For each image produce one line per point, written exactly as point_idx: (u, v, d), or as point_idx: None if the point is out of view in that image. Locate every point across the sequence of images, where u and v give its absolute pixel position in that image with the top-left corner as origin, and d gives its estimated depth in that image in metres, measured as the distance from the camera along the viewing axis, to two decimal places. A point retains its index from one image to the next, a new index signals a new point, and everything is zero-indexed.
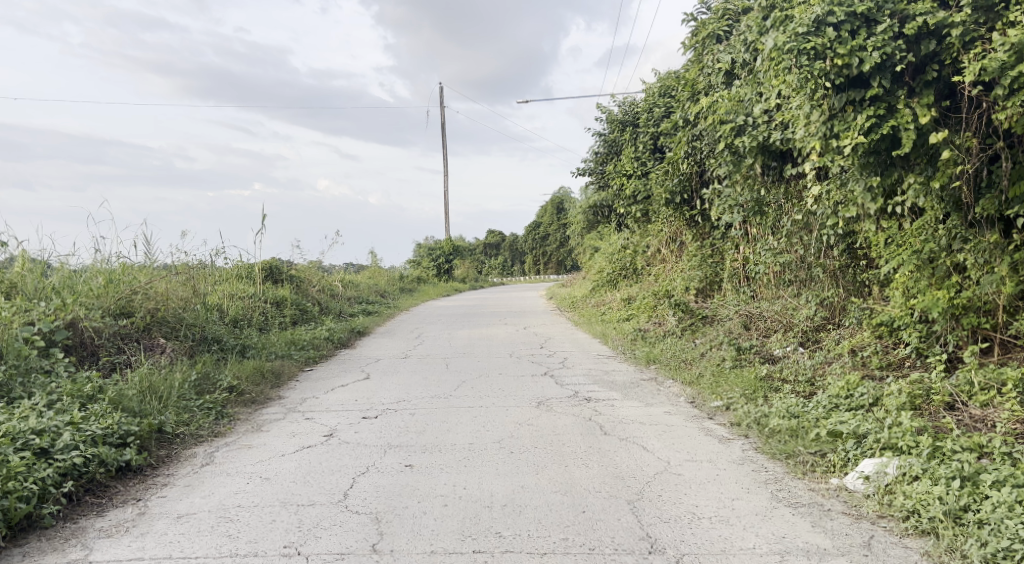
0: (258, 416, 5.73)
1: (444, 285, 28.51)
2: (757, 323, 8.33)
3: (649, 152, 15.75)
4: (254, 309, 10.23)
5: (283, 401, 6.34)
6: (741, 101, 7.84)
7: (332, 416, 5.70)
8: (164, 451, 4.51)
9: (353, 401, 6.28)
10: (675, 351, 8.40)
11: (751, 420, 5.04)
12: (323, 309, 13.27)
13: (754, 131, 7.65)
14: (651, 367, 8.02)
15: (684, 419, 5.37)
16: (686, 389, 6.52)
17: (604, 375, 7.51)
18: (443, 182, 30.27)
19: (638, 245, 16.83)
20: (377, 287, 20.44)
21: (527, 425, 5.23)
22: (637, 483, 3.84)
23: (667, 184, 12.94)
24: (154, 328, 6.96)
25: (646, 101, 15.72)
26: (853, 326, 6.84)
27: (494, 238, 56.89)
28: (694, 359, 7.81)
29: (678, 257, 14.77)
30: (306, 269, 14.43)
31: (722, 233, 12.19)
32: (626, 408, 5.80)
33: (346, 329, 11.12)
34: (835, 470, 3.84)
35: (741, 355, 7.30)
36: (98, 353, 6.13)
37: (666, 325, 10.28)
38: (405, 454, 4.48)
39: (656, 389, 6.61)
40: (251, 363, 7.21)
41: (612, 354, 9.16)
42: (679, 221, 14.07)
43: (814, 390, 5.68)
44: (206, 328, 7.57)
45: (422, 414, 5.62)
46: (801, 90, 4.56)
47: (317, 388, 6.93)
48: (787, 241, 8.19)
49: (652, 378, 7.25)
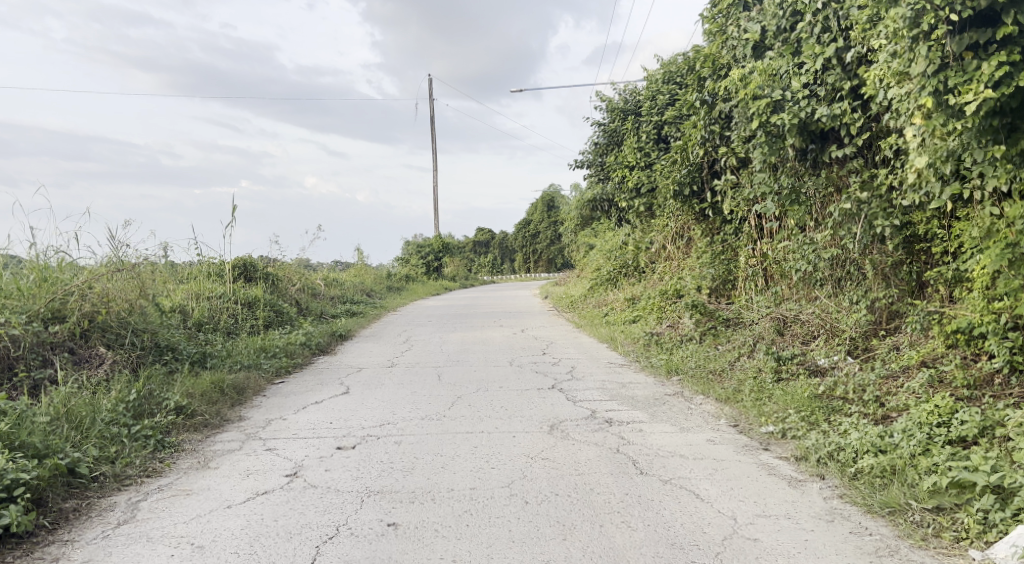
0: (208, 446, 4.65)
1: (433, 284, 27.42)
2: (792, 328, 7.33)
3: (654, 142, 14.80)
4: (223, 311, 9.14)
5: (243, 424, 5.26)
6: (776, 74, 6.89)
7: (300, 446, 4.64)
8: (71, 503, 3.45)
9: (328, 425, 5.22)
10: (698, 361, 7.39)
11: (823, 454, 4.04)
12: (303, 311, 12.20)
13: (794, 107, 6.67)
14: (673, 378, 7.02)
15: (734, 451, 4.37)
16: (724, 409, 5.53)
17: (621, 389, 6.49)
18: (432, 177, 29.28)
19: (640, 241, 15.75)
20: (363, 286, 19.30)
21: (541, 460, 4.19)
22: (704, 558, 2.84)
23: (675, 175, 12.06)
24: (94, 334, 5.84)
25: (651, 88, 14.77)
26: (916, 334, 5.87)
27: (484, 237, 55.83)
28: (723, 372, 6.82)
29: (685, 253, 13.81)
30: (285, 266, 13.34)
31: (736, 228, 11.27)
32: (658, 434, 4.79)
33: (327, 333, 10.05)
34: (969, 537, 2.87)
35: (781, 367, 6.31)
36: (15, 368, 5.03)
37: (681, 329, 9.26)
38: (389, 506, 3.46)
39: (688, 410, 5.60)
40: (208, 377, 6.12)
41: (625, 361, 8.17)
42: (686, 215, 13.11)
43: (887, 412, 4.70)
44: (158, 334, 6.47)
45: (411, 444, 4.58)
46: (909, 36, 4.02)
47: (286, 407, 5.86)
48: (830, 236, 7.18)
49: (678, 394, 6.24)
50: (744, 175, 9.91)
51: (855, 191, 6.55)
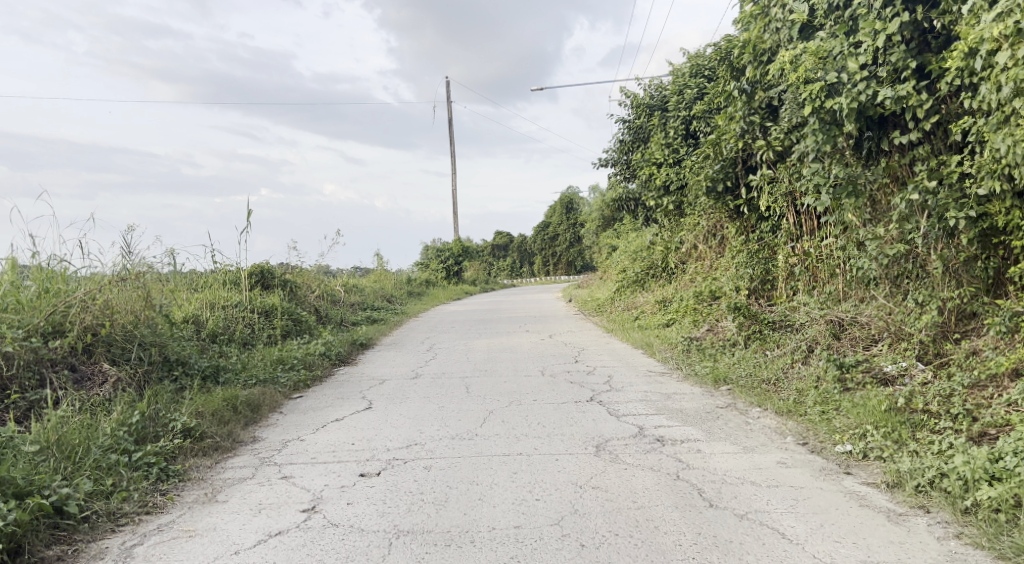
0: (218, 473, 4.19)
1: (453, 289, 26.93)
2: (850, 331, 6.72)
3: (683, 138, 14.31)
4: (238, 321, 8.73)
5: (257, 446, 4.79)
6: (828, 56, 6.30)
7: (319, 473, 4.15)
8: (55, 550, 3.01)
9: (349, 447, 4.72)
10: (749, 370, 6.81)
11: (922, 481, 3.47)
12: (323, 319, 11.74)
13: (852, 90, 6.05)
14: (722, 388, 6.47)
15: (812, 476, 3.81)
16: (788, 425, 4.97)
17: (667, 402, 5.94)
18: (451, 181, 28.90)
19: (669, 241, 15.12)
20: (383, 291, 18.88)
21: (592, 490, 3.67)
22: None
23: (708, 170, 11.47)
24: (98, 349, 5.43)
25: (678, 81, 14.28)
26: (1000, 337, 5.28)
27: (503, 240, 55.23)
28: (778, 381, 6.25)
29: (719, 253, 13.19)
30: (303, 273, 12.93)
31: (774, 225, 10.67)
32: (721, 456, 4.25)
33: (347, 342, 9.59)
34: None
35: (846, 375, 5.69)
36: (8, 389, 4.62)
37: (723, 333, 8.65)
38: (423, 551, 2.97)
39: (747, 426, 5.05)
40: (220, 393, 5.67)
41: (666, 369, 7.61)
42: (719, 213, 12.50)
43: (984, 429, 4.13)
44: (167, 347, 6.05)
45: (441, 471, 4.06)
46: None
47: (304, 426, 5.38)
48: (893, 231, 6.53)
49: (732, 407, 5.68)
50: (783, 169, 9.30)
51: (923, 180, 5.92)
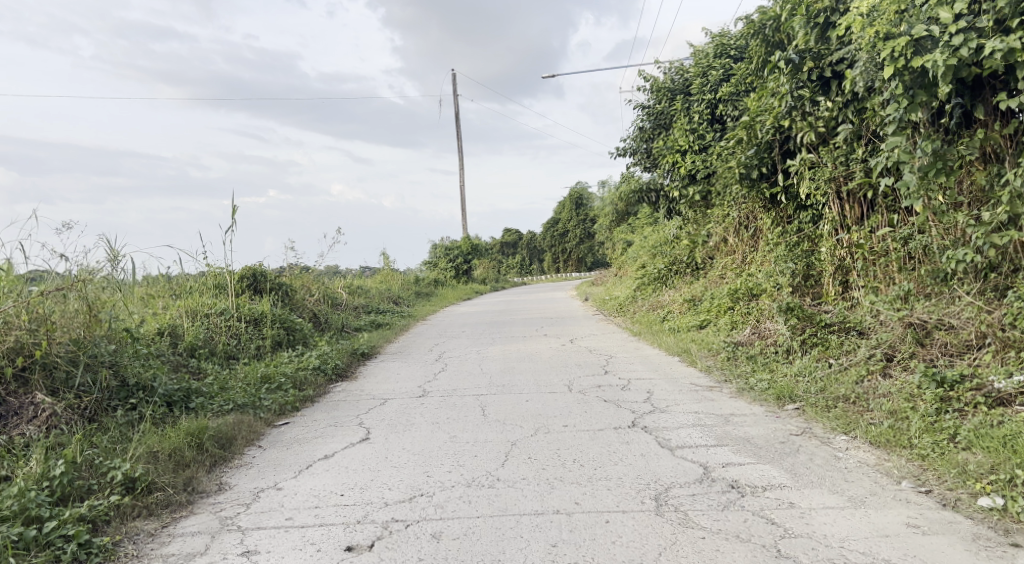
0: (161, 545, 3.20)
1: (462, 288, 25.87)
2: (938, 337, 5.59)
3: (708, 123, 13.29)
4: (222, 332, 7.79)
5: (220, 499, 3.78)
6: (909, 7, 5.20)
7: (292, 546, 3.12)
8: None
9: (334, 502, 3.66)
10: (815, 384, 5.74)
11: None
12: (321, 324, 10.69)
13: (948, 45, 4.89)
14: (788, 408, 5.42)
15: (967, 553, 2.78)
16: (893, 463, 3.91)
17: (727, 428, 4.89)
18: (460, 177, 27.98)
19: (696, 235, 13.96)
20: (390, 293, 17.89)
21: None
22: None
23: (740, 156, 10.33)
24: (34, 375, 4.44)
25: (701, 63, 13.28)
26: None
27: (511, 237, 53.97)
28: (858, 399, 5.19)
29: (750, 246, 12.04)
30: (301, 276, 11.93)
31: (815, 215, 9.54)
32: (826, 514, 3.21)
33: (345, 352, 8.56)
34: None
35: (950, 392, 4.58)
36: None
37: (772, 337, 7.54)
38: None
39: (839, 465, 4.00)
40: (185, 425, 4.69)
41: (711, 382, 6.54)
42: (753, 201, 11.35)
43: None
44: (125, 370, 5.08)
45: (454, 545, 3.03)
46: None
47: (283, 468, 4.34)
48: (993, 215, 5.36)
49: (810, 436, 4.63)
50: (824, 152, 8.19)
51: None
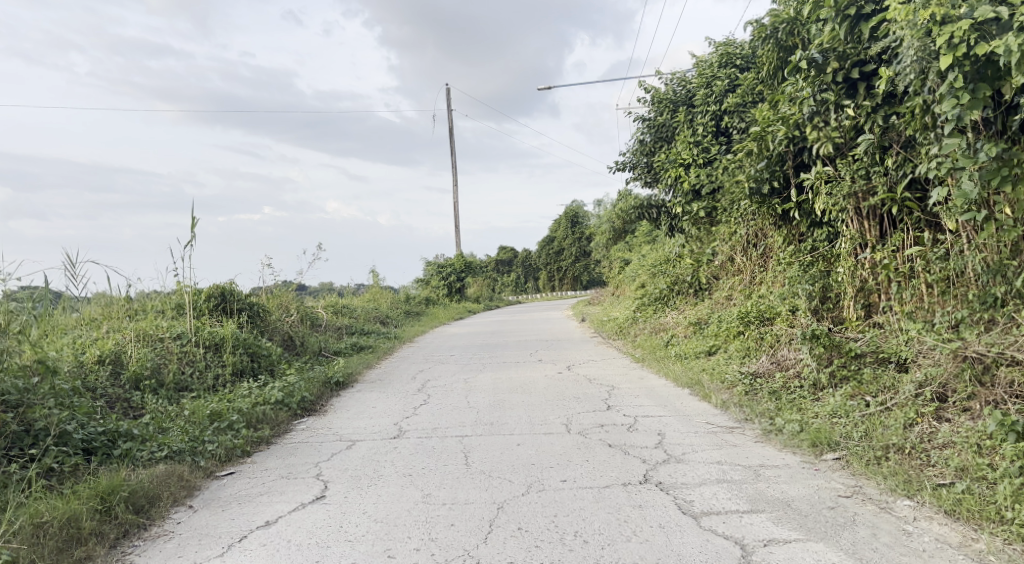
0: None
1: (454, 307, 24.89)
2: (1001, 375, 4.73)
3: (712, 136, 12.57)
4: (174, 358, 6.90)
5: None
6: None
7: None
8: None
9: None
10: (856, 428, 4.87)
11: None
12: (296, 348, 9.80)
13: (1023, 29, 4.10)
14: (827, 460, 4.55)
15: None
16: (987, 548, 3.07)
17: (761, 487, 4.03)
18: (454, 193, 27.16)
19: (700, 253, 13.13)
20: (377, 312, 16.95)
21: None
22: None
23: (749, 170, 9.52)
24: None
25: (704, 73, 12.56)
26: None
27: (506, 255, 52.98)
28: (914, 450, 4.28)
29: (757, 266, 11.21)
30: (277, 295, 11.00)
31: (831, 233, 8.71)
32: None
33: (317, 381, 7.67)
34: None
35: None
36: None
37: (795, 368, 6.68)
38: None
39: (915, 546, 3.15)
40: (93, 482, 3.80)
41: (730, 423, 5.66)
42: (762, 218, 10.50)
43: None
44: (31, 413, 4.21)
45: None
46: None
47: (212, 540, 3.47)
48: None
49: (864, 499, 3.77)
50: (842, 164, 7.40)
51: None
